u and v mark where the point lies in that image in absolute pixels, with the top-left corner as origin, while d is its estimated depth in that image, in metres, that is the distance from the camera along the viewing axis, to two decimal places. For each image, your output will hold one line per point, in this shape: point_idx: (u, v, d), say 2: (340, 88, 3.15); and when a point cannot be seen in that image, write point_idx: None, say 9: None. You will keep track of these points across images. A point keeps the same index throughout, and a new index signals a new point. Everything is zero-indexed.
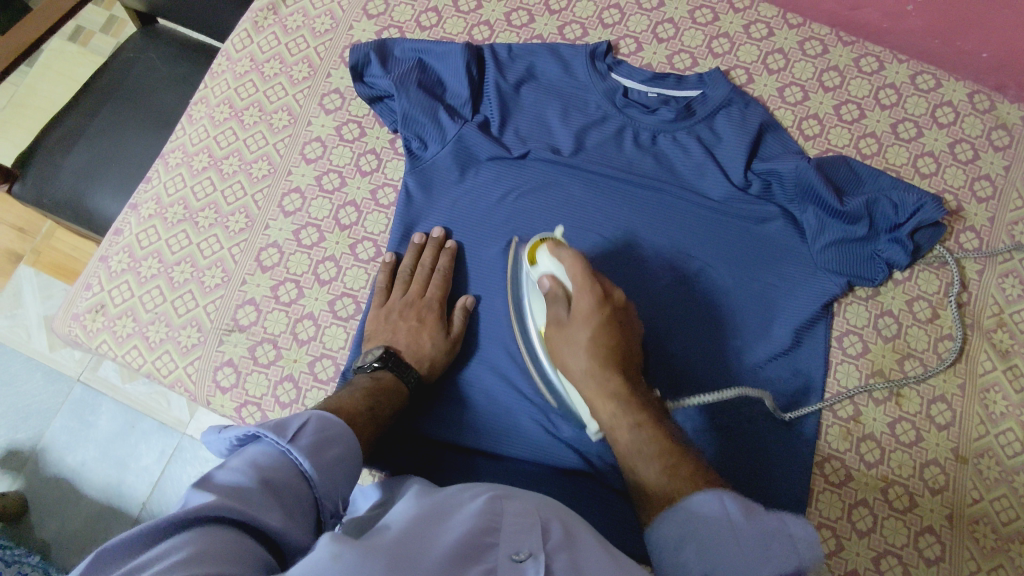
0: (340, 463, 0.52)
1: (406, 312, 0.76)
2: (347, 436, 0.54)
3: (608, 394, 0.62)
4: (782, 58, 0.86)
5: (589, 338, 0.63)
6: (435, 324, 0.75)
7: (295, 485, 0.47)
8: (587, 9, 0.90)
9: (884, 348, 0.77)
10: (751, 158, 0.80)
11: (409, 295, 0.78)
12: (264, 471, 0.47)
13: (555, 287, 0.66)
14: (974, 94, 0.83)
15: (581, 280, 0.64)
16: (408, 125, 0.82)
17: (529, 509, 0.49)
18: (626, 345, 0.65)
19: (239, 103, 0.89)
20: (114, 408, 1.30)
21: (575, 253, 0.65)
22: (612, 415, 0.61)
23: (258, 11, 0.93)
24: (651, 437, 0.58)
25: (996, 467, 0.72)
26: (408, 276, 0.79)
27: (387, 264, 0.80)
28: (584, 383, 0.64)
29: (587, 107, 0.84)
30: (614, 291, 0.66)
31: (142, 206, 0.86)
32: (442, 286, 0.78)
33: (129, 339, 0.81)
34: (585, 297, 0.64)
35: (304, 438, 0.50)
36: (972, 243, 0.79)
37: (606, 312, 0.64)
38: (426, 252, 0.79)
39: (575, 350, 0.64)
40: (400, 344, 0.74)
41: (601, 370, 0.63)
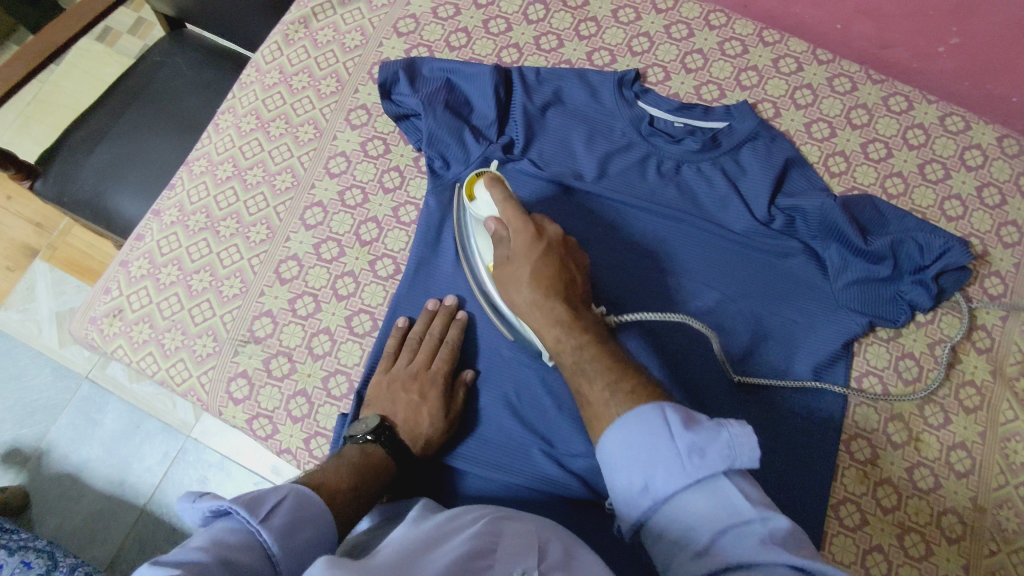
0: (309, 545, 0.50)
1: (409, 383, 0.73)
2: (322, 516, 0.53)
3: (554, 320, 0.63)
4: (810, 93, 0.86)
5: (529, 272, 0.65)
6: (438, 400, 0.71)
7: (256, 570, 0.46)
8: (616, 36, 0.90)
9: (904, 390, 0.76)
10: (776, 193, 0.80)
11: (415, 365, 0.74)
12: (229, 550, 0.45)
13: (499, 229, 0.69)
14: (1004, 138, 0.83)
15: (515, 222, 0.67)
16: (432, 144, 0.81)
17: (527, 533, 0.48)
18: (567, 271, 0.66)
19: (266, 114, 0.90)
20: (120, 408, 1.30)
21: (504, 194, 0.69)
22: (557, 341, 0.62)
23: (289, 24, 0.94)
24: (593, 356, 0.60)
25: (1015, 519, 0.71)
26: (416, 344, 0.76)
27: (397, 329, 0.77)
28: (529, 309, 0.65)
29: (612, 133, 0.84)
30: (548, 225, 0.68)
31: (164, 213, 0.87)
32: (449, 360, 0.74)
33: (145, 346, 0.81)
34: (521, 237, 0.66)
35: (276, 518, 0.49)
36: (997, 289, 0.78)
37: (541, 245, 0.66)
38: (436, 320, 0.77)
39: (519, 286, 0.66)
40: (397, 418, 0.71)
41: (545, 299, 0.64)
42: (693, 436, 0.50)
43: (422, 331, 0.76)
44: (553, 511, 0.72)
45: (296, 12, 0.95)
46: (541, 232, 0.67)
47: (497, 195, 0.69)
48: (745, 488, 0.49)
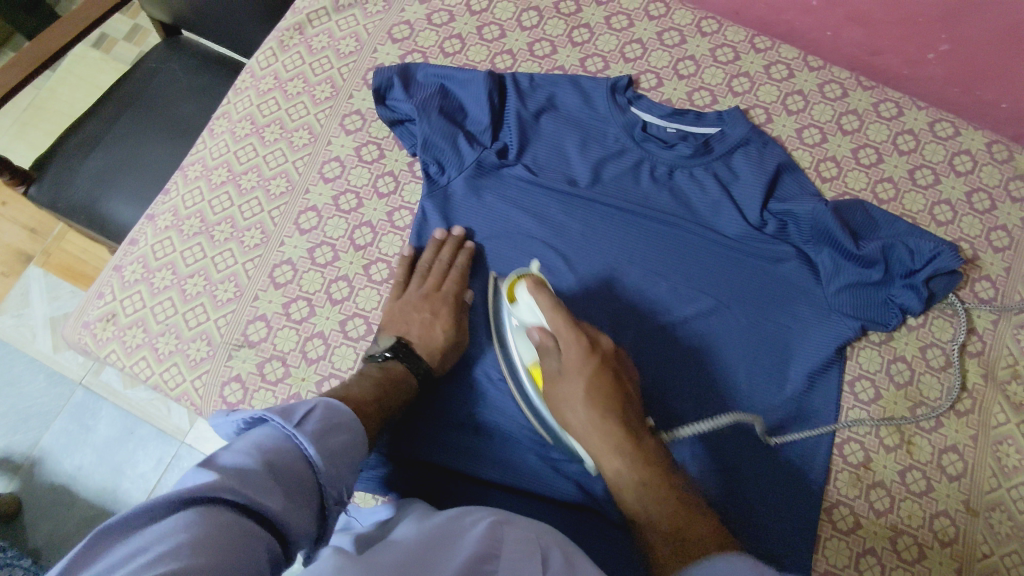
0: (343, 451, 0.52)
1: (421, 304, 0.77)
2: (353, 425, 0.54)
3: (614, 448, 0.62)
4: (801, 99, 0.87)
5: (582, 388, 0.64)
6: (449, 319, 0.76)
7: (296, 469, 0.47)
8: (609, 43, 0.91)
9: (896, 394, 0.76)
10: (768, 198, 0.80)
11: (426, 288, 0.78)
12: (271, 454, 0.47)
13: (544, 339, 0.67)
14: (993, 144, 0.84)
15: (567, 333, 0.66)
16: (427, 149, 0.82)
17: (529, 539, 0.48)
18: (621, 388, 0.65)
19: (261, 120, 0.90)
20: (113, 413, 1.30)
21: (552, 298, 0.67)
22: (618, 472, 0.61)
23: (284, 30, 0.95)
24: (657, 499, 0.58)
25: (1008, 522, 0.71)
26: (425, 270, 0.80)
27: (405, 258, 0.81)
28: (585, 431, 0.64)
29: (605, 139, 0.84)
30: (599, 338, 0.67)
31: (158, 218, 0.87)
32: (459, 281, 0.79)
33: (139, 350, 0.81)
34: (573, 349, 0.65)
35: (309, 425, 0.50)
36: (988, 293, 0.79)
37: (593, 361, 0.65)
38: (445, 248, 0.80)
39: (573, 406, 0.65)
40: (412, 335, 0.75)
41: (601, 421, 0.63)
42: None
43: (431, 258, 0.80)
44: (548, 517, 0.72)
45: (291, 18, 0.95)
46: (592, 346, 0.65)
47: (544, 304, 0.67)
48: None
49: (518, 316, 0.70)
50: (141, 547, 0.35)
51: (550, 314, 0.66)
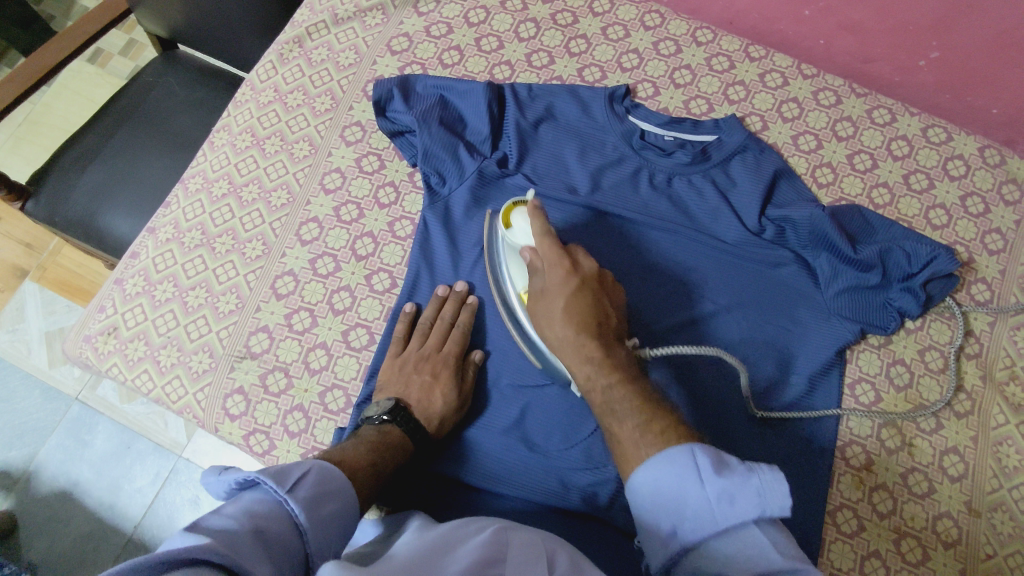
0: (333, 519, 0.51)
1: (422, 365, 0.75)
2: (345, 491, 0.54)
3: (584, 358, 0.62)
4: (796, 107, 0.88)
5: (562, 306, 0.64)
6: (449, 380, 0.74)
7: (285, 537, 0.47)
8: (606, 53, 0.92)
9: (896, 397, 0.77)
10: (766, 205, 0.82)
11: (427, 347, 0.76)
12: (260, 521, 0.46)
13: (533, 260, 0.69)
14: (985, 149, 0.85)
15: (551, 256, 0.68)
16: (428, 160, 0.83)
17: (534, 544, 0.49)
18: (603, 306, 0.65)
19: (261, 132, 0.91)
20: (111, 429, 1.29)
21: (543, 224, 0.70)
22: (588, 377, 0.61)
23: (284, 43, 0.95)
24: (623, 395, 0.58)
25: (1009, 522, 0.72)
26: (427, 329, 0.78)
27: (406, 314, 0.79)
28: (562, 345, 0.64)
29: (604, 148, 0.85)
30: (585, 262, 0.68)
31: (159, 230, 0.87)
32: (460, 342, 0.77)
33: (140, 363, 0.81)
34: (555, 272, 0.66)
35: (302, 490, 0.50)
36: (984, 295, 0.80)
37: (574, 279, 0.66)
38: (448, 305, 0.79)
39: (551, 322, 0.65)
40: (411, 399, 0.73)
41: (576, 335, 0.62)
42: (719, 479, 0.50)
43: (433, 315, 0.79)
44: (553, 521, 0.72)
45: (290, 31, 0.96)
46: (574, 266, 0.67)
47: (536, 226, 0.70)
48: (774, 533, 0.50)
49: (513, 242, 0.73)
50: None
51: (539, 236, 0.69)
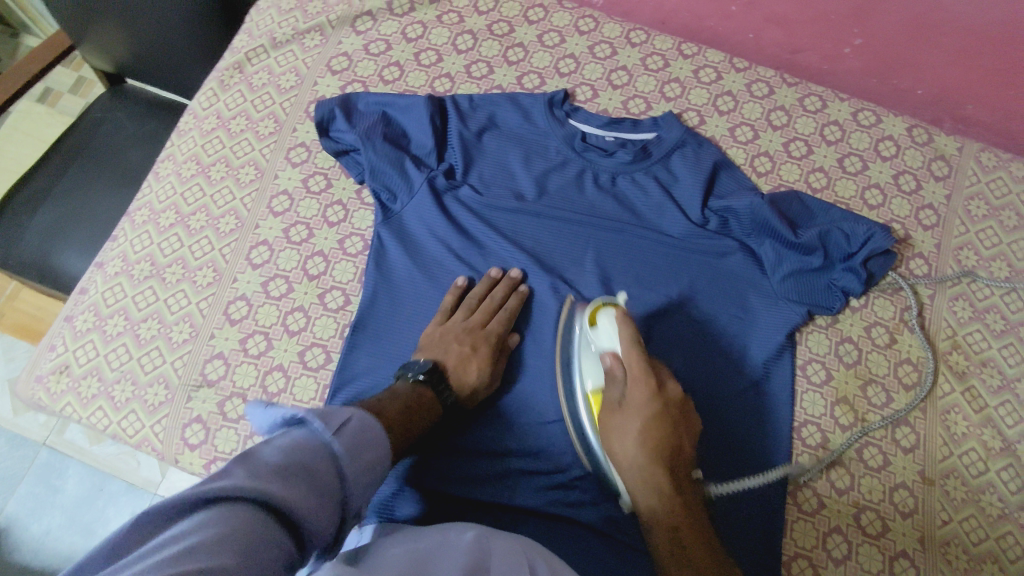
0: (371, 466, 0.52)
1: (463, 336, 0.76)
2: (382, 442, 0.54)
3: (653, 489, 0.62)
4: (731, 100, 0.90)
5: (640, 429, 0.63)
6: (485, 358, 0.75)
7: (331, 473, 0.47)
8: (543, 60, 0.94)
9: (846, 373, 0.79)
10: (707, 197, 0.83)
11: (471, 321, 0.77)
12: (307, 457, 0.47)
13: (614, 367, 0.66)
14: (913, 128, 0.88)
15: (638, 371, 0.65)
16: (375, 177, 0.83)
17: (515, 549, 0.53)
18: (677, 438, 0.63)
19: (206, 159, 0.91)
20: (82, 472, 1.26)
21: (632, 335, 0.67)
22: (653, 510, 0.61)
23: (224, 70, 0.96)
24: (688, 544, 0.59)
25: (962, 487, 0.74)
26: (475, 304, 0.79)
27: (457, 287, 0.81)
28: (629, 465, 0.63)
29: (547, 152, 0.86)
30: (670, 383, 0.66)
31: (108, 264, 0.86)
32: (505, 323, 0.78)
33: (94, 400, 0.80)
34: (640, 390, 0.64)
35: (345, 433, 0.51)
36: (922, 269, 0.82)
37: (658, 405, 0.63)
38: (499, 286, 0.80)
39: (624, 440, 0.64)
40: (447, 363, 0.74)
41: (648, 464, 0.62)
42: None
43: (483, 292, 0.80)
44: (520, 524, 0.73)
45: (230, 58, 0.96)
46: (661, 387, 0.65)
47: (626, 336, 0.67)
48: None
49: (597, 342, 0.70)
50: (169, 539, 0.36)
51: (628, 346, 0.66)
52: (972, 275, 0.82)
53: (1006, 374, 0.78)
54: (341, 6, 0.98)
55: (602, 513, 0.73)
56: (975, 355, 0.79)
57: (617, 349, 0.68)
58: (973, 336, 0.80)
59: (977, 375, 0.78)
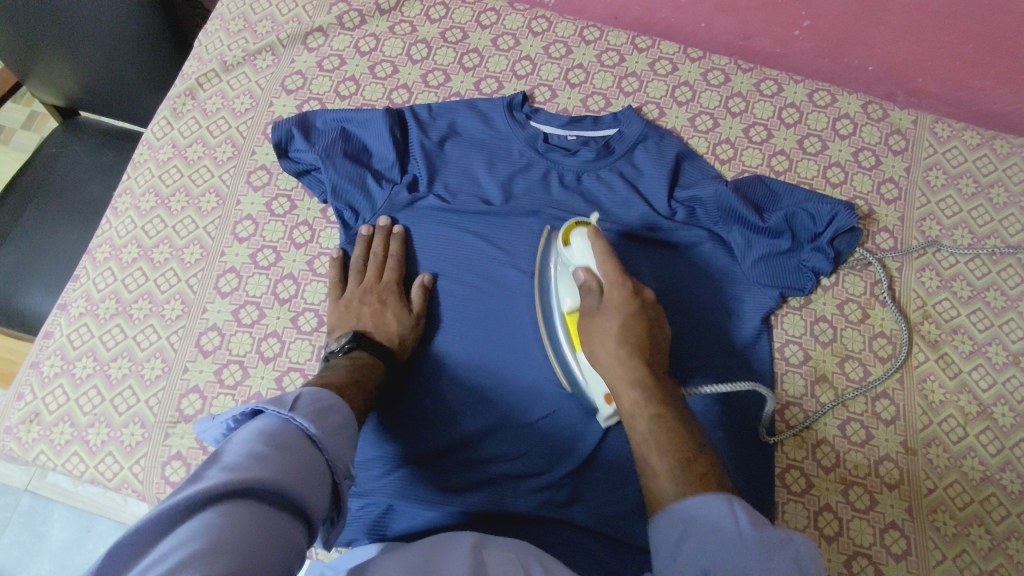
0: (340, 431, 0.53)
1: (367, 297, 0.79)
2: (339, 410, 0.55)
3: (631, 381, 0.61)
4: (688, 90, 0.91)
5: (621, 327, 0.63)
6: (397, 304, 0.78)
7: (305, 446, 0.49)
8: (499, 64, 0.94)
9: (823, 352, 0.79)
10: (673, 188, 0.84)
11: (366, 283, 0.80)
12: (274, 437, 0.48)
13: (589, 279, 0.67)
14: (868, 105, 0.89)
15: (613, 276, 0.66)
16: (338, 195, 0.82)
17: (508, 556, 0.53)
18: (654, 337, 0.64)
19: (164, 190, 0.89)
20: (67, 515, 1.21)
21: (606, 247, 0.67)
22: (634, 403, 0.60)
23: (175, 97, 0.94)
24: (668, 429, 0.57)
25: (944, 454, 0.75)
26: (362, 265, 0.82)
27: (351, 258, 0.82)
28: (609, 362, 0.63)
29: (510, 156, 0.86)
30: (644, 287, 0.66)
31: (71, 305, 0.84)
32: (396, 269, 0.81)
33: (68, 446, 0.77)
34: (617, 289, 0.65)
35: (303, 409, 0.52)
36: (888, 243, 0.83)
37: (638, 304, 0.64)
38: (376, 240, 0.82)
39: (605, 341, 0.63)
40: (366, 326, 0.76)
41: (628, 359, 0.61)
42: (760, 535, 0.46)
43: (363, 254, 0.82)
44: (516, 533, 0.72)
45: (180, 84, 0.94)
46: (638, 290, 0.65)
47: (599, 247, 0.67)
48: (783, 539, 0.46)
49: (570, 260, 0.71)
50: (161, 555, 0.36)
51: (600, 256, 0.67)
52: (936, 245, 0.83)
53: (977, 339, 0.79)
54: (291, 24, 0.97)
55: (595, 515, 0.73)
56: (946, 323, 0.80)
57: (590, 264, 0.68)
58: (942, 305, 0.81)
59: (949, 343, 0.79)
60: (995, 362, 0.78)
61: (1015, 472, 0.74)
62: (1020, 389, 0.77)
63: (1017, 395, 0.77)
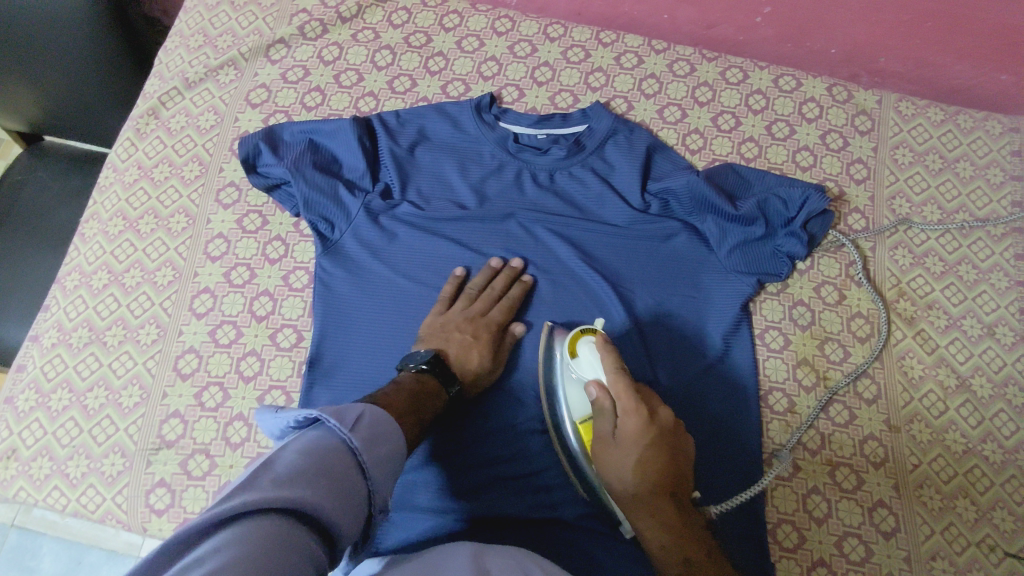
0: (388, 459, 0.52)
1: (463, 325, 0.76)
2: (393, 436, 0.54)
3: (660, 522, 0.60)
4: (655, 82, 0.91)
5: (636, 465, 0.61)
6: (487, 344, 0.75)
7: (351, 471, 0.48)
8: (465, 66, 0.93)
9: (803, 336, 0.80)
10: (646, 181, 0.84)
11: (472, 311, 0.77)
12: (328, 458, 0.47)
13: (601, 398, 0.64)
14: (833, 87, 0.90)
15: (626, 398, 0.63)
16: (310, 209, 0.81)
17: (510, 567, 0.52)
18: (676, 465, 0.62)
19: (132, 213, 0.87)
20: (56, 548, 1.12)
21: (617, 362, 0.66)
22: (662, 547, 0.59)
23: (138, 118, 0.92)
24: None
25: (927, 430, 0.76)
26: (475, 293, 0.79)
27: (456, 278, 0.80)
28: (631, 499, 0.62)
29: (482, 158, 0.86)
30: (660, 407, 0.64)
31: (43, 336, 0.82)
32: (506, 312, 0.78)
33: (48, 481, 0.76)
34: (631, 416, 0.62)
35: (360, 429, 0.51)
36: (860, 223, 0.84)
37: (652, 434, 0.62)
38: (500, 277, 0.80)
39: (622, 474, 0.62)
40: (449, 352, 0.73)
41: (652, 493, 0.61)
42: None
43: (484, 282, 0.80)
44: (507, 533, 0.72)
45: (142, 104, 0.93)
46: (652, 415, 0.63)
47: (609, 363, 0.66)
48: None
49: (578, 370, 0.69)
50: (195, 561, 0.36)
51: (613, 374, 0.65)
52: (907, 222, 0.84)
53: (952, 313, 0.80)
54: (252, 37, 0.95)
55: (580, 511, 0.73)
56: (922, 299, 0.81)
57: (600, 376, 0.67)
58: (916, 281, 0.82)
59: (926, 319, 0.80)
60: (971, 335, 0.79)
61: (996, 442, 0.75)
62: (996, 360, 0.78)
63: (994, 366, 0.78)
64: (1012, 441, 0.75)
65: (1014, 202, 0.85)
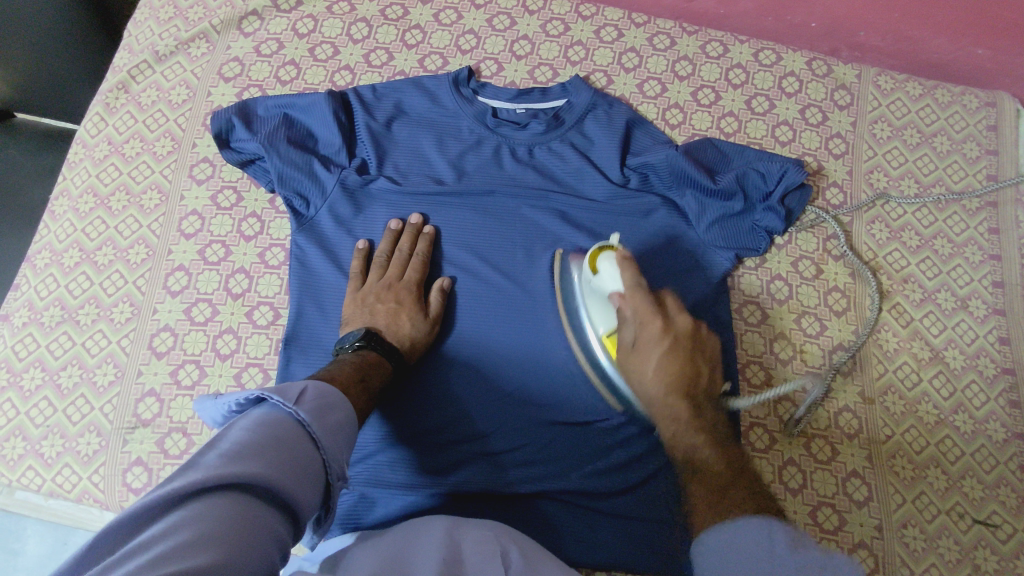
0: (340, 427, 0.52)
1: (384, 294, 0.76)
2: (342, 406, 0.54)
3: (671, 418, 0.62)
4: (635, 56, 0.90)
5: (656, 364, 0.63)
6: (414, 305, 0.76)
7: (302, 442, 0.47)
8: (443, 39, 0.92)
9: (780, 310, 0.80)
10: (625, 156, 0.83)
11: (387, 278, 0.77)
12: (271, 431, 0.46)
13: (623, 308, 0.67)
14: (813, 61, 0.90)
15: (646, 311, 0.65)
16: (285, 184, 0.80)
17: (482, 538, 0.53)
18: (694, 368, 0.64)
19: (103, 189, 0.86)
20: (41, 530, 1.10)
21: (635, 272, 0.68)
22: (674, 438, 0.61)
23: (107, 92, 0.90)
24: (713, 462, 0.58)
25: (900, 401, 0.77)
26: (385, 261, 0.79)
27: (360, 251, 0.79)
28: (651, 401, 0.64)
29: (460, 133, 0.85)
30: (680, 316, 0.65)
31: (14, 316, 0.81)
32: (420, 269, 0.78)
33: (22, 461, 0.75)
34: (652, 327, 0.64)
35: (306, 402, 0.51)
36: (838, 198, 0.84)
37: (671, 337, 0.64)
38: (404, 238, 0.80)
39: (643, 380, 0.64)
40: (379, 326, 0.74)
41: (667, 396, 0.62)
42: None
43: (390, 248, 0.79)
44: (486, 507, 0.73)
45: (112, 78, 0.90)
46: (671, 322, 0.65)
47: (628, 277, 0.67)
48: None
49: (600, 286, 0.71)
50: (141, 545, 0.36)
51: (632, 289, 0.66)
52: (885, 196, 0.84)
53: (927, 287, 0.81)
54: (223, 8, 0.93)
55: (557, 485, 0.73)
56: (897, 273, 0.82)
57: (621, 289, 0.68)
58: (892, 255, 0.82)
59: (901, 293, 0.81)
60: (944, 308, 0.80)
61: (966, 412, 0.76)
62: (969, 332, 0.79)
63: (967, 338, 0.79)
64: (982, 411, 0.76)
65: (989, 175, 0.86)
